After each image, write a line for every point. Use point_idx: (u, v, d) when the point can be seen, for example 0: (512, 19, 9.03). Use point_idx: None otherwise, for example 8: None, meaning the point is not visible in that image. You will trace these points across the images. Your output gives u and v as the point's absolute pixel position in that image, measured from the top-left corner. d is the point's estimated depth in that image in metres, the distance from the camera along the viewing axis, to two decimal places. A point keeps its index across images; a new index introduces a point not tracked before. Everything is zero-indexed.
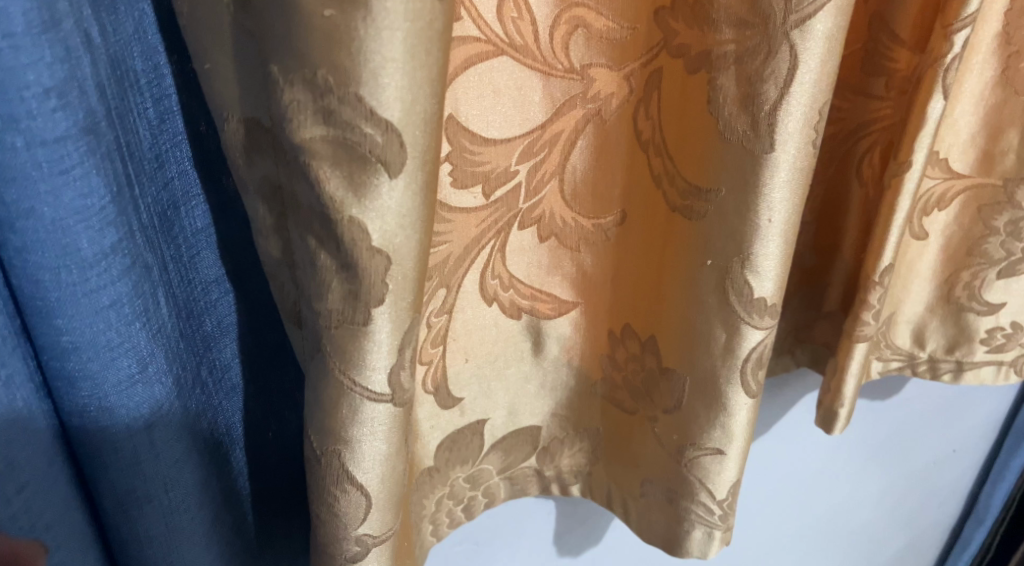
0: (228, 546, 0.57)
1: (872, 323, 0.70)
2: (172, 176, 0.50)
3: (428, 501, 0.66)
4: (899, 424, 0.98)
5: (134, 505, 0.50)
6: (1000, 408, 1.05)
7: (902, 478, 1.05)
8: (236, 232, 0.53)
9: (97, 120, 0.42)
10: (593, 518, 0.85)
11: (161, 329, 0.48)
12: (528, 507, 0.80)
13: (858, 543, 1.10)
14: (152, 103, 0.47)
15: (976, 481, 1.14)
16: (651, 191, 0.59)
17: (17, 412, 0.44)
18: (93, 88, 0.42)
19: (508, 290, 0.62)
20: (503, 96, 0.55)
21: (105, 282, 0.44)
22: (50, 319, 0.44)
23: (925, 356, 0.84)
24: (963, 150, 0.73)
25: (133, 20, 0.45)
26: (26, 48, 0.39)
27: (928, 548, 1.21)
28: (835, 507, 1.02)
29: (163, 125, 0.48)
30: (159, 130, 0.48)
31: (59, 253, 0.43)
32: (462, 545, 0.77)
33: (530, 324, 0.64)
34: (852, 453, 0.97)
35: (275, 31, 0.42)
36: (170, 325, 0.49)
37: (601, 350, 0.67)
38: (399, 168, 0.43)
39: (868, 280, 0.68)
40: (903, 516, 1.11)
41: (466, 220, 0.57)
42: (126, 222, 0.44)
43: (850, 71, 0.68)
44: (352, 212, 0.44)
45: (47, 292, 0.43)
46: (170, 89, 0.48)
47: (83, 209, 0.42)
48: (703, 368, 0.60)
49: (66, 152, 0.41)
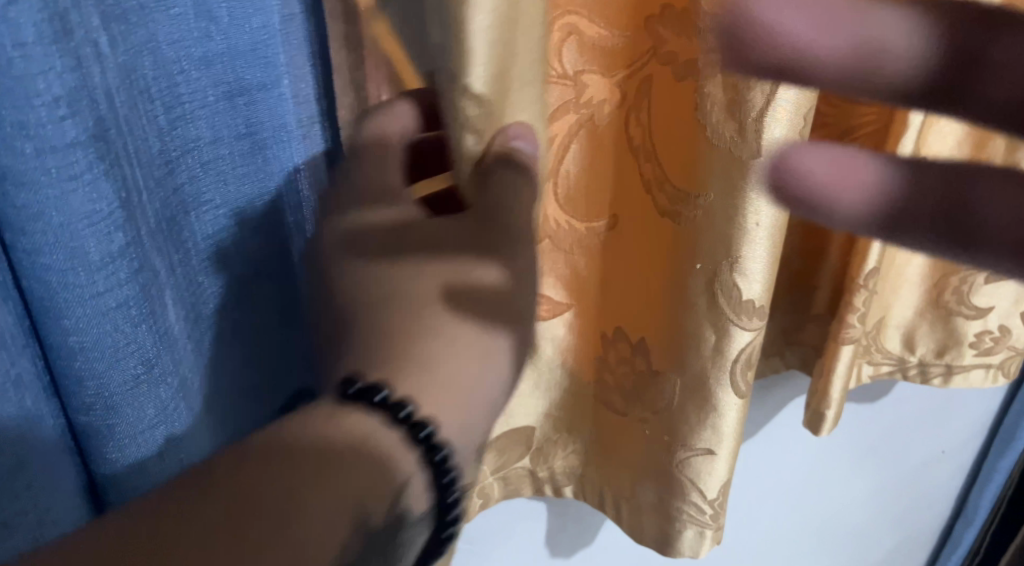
0: None
1: (858, 325, 0.71)
2: (183, 183, 0.49)
3: None
4: (889, 425, 0.99)
5: None
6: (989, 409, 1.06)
7: (893, 481, 1.06)
8: (261, 232, 0.53)
9: (107, 127, 0.42)
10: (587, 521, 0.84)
11: (168, 330, 0.48)
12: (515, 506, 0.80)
13: (850, 546, 1.11)
14: (162, 111, 0.47)
15: (965, 483, 1.15)
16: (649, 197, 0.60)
17: (27, 413, 0.45)
18: (102, 96, 0.42)
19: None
20: None
21: (111, 286, 0.44)
22: (57, 320, 0.43)
23: (914, 360, 0.85)
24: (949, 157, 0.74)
25: (145, 29, 0.45)
26: (36, 58, 0.39)
27: (919, 552, 1.22)
28: (824, 511, 1.03)
29: (173, 131, 0.48)
30: (189, 130, 0.49)
31: (67, 257, 0.42)
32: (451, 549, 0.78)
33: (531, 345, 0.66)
34: (841, 455, 0.98)
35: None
36: (178, 326, 0.49)
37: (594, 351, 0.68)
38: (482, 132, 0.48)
39: (853, 283, 0.69)
40: (894, 520, 1.13)
41: None
42: (133, 224, 0.44)
43: None
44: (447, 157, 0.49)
45: (56, 293, 0.43)
46: (209, 89, 0.48)
47: (91, 214, 0.42)
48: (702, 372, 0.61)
49: (77, 159, 0.41)
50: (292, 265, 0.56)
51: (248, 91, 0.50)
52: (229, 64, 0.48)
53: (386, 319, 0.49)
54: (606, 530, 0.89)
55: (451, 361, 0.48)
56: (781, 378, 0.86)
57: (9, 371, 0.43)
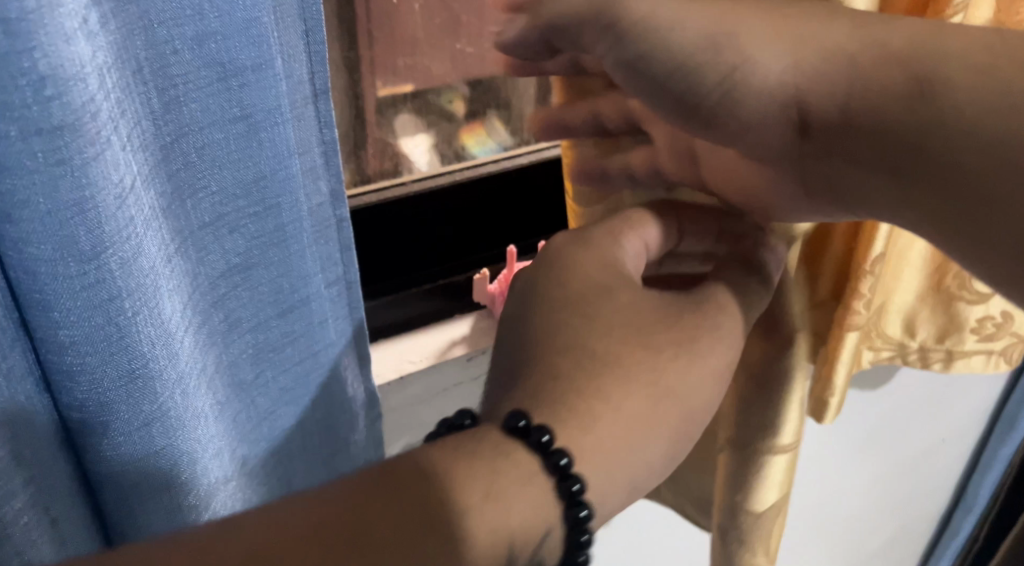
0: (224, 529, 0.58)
1: (864, 312, 0.70)
2: (178, 168, 0.48)
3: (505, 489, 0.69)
4: (889, 414, 0.99)
5: (137, 499, 0.50)
6: (989, 397, 1.06)
7: (893, 470, 1.06)
8: (255, 216, 0.52)
9: (98, 109, 0.40)
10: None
11: (167, 324, 0.46)
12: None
13: (850, 535, 1.11)
14: (156, 94, 0.45)
15: (965, 470, 1.15)
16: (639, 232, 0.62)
17: (19, 407, 0.43)
18: (92, 73, 0.39)
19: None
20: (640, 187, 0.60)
21: (102, 277, 0.42)
22: (47, 313, 0.42)
23: (915, 345, 0.84)
24: None
25: (140, 9, 0.43)
26: (21, 34, 0.36)
27: (916, 540, 1.21)
28: (822, 498, 1.03)
29: (167, 115, 0.46)
30: (182, 113, 0.47)
31: (56, 246, 0.41)
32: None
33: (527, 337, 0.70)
34: (841, 444, 0.98)
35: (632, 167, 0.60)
36: (177, 317, 0.47)
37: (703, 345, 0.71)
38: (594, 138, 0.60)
39: (858, 270, 0.68)
40: (894, 508, 1.12)
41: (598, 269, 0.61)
42: (127, 211, 0.42)
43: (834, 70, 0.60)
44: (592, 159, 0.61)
45: (45, 285, 0.41)
46: (205, 71, 0.46)
47: (80, 202, 0.40)
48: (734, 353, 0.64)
49: (64, 143, 0.39)
50: (286, 251, 0.54)
51: (246, 73, 0.48)
52: (223, 43, 0.46)
53: (569, 375, 0.50)
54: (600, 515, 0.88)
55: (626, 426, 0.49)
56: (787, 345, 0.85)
57: (2, 364, 0.42)
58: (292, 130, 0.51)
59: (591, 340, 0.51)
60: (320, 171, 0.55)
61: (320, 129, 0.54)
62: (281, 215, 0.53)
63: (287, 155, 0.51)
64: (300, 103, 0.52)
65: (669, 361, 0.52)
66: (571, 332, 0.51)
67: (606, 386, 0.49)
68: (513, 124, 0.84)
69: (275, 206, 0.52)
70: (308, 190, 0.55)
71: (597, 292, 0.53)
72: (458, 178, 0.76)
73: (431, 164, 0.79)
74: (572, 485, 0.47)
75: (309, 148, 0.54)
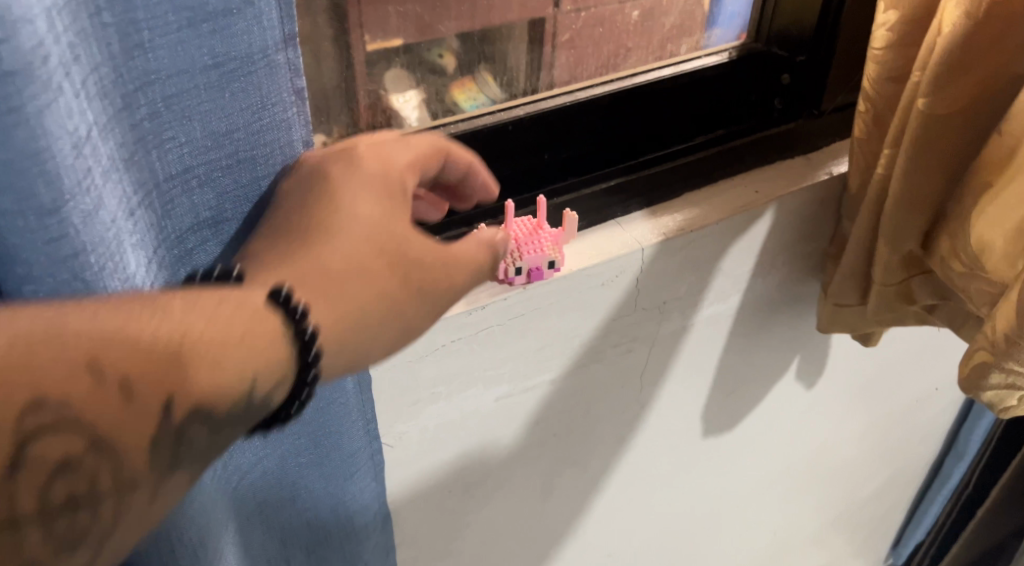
0: (239, 505, 0.60)
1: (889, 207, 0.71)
2: (142, 118, 0.45)
3: (727, 280, 0.83)
4: (881, 365, 1.00)
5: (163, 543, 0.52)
6: None
7: (886, 416, 1.08)
8: (229, 168, 0.49)
9: (49, 54, 0.38)
10: (605, 420, 0.86)
11: (130, 276, 0.45)
12: (517, 368, 0.77)
13: (842, 481, 1.13)
14: (117, 39, 0.43)
15: (958, 418, 1.17)
16: (950, 160, 0.68)
17: None
18: (39, 15, 0.38)
19: (516, 263, 0.69)
20: (942, 77, 0.64)
21: (64, 230, 0.41)
22: (11, 269, 0.41)
23: (847, 301, 0.81)
24: (977, 128, 0.66)
25: None
26: None
27: (908, 487, 1.23)
28: (814, 442, 1.04)
29: (131, 61, 0.44)
30: (150, 59, 0.44)
31: (15, 199, 0.39)
32: (448, 435, 0.77)
33: (525, 286, 0.71)
34: (834, 390, 1.00)
35: (966, 53, 0.62)
36: (139, 273, 0.46)
37: (872, 209, 0.73)
38: (981, 34, 0.62)
39: (918, 205, 0.70)
40: (887, 453, 1.13)
41: (942, 169, 0.68)
42: (84, 162, 0.41)
43: (1006, 68, 0.63)
44: (998, 65, 0.63)
45: (5, 240, 0.40)
46: (171, 16, 0.44)
47: (37, 151, 0.39)
48: (900, 227, 0.71)
49: (15, 89, 0.37)
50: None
51: (213, 19, 0.45)
52: None
53: None
54: (594, 460, 0.88)
55: (346, 332, 0.47)
56: (780, 266, 0.85)
57: None
58: (269, 80, 0.48)
59: (340, 244, 0.49)
60: (301, 121, 0.52)
61: (291, 77, 0.50)
62: (253, 168, 0.50)
63: (262, 105, 0.49)
64: (272, 51, 0.48)
65: (412, 303, 0.51)
66: (345, 239, 0.50)
67: (355, 292, 0.48)
68: (504, 77, 0.83)
69: (251, 159, 0.50)
70: (286, 143, 0.51)
71: (376, 217, 0.51)
72: (453, 131, 0.75)
73: (421, 120, 0.78)
74: (311, 356, 0.45)
75: (281, 98, 0.50)
